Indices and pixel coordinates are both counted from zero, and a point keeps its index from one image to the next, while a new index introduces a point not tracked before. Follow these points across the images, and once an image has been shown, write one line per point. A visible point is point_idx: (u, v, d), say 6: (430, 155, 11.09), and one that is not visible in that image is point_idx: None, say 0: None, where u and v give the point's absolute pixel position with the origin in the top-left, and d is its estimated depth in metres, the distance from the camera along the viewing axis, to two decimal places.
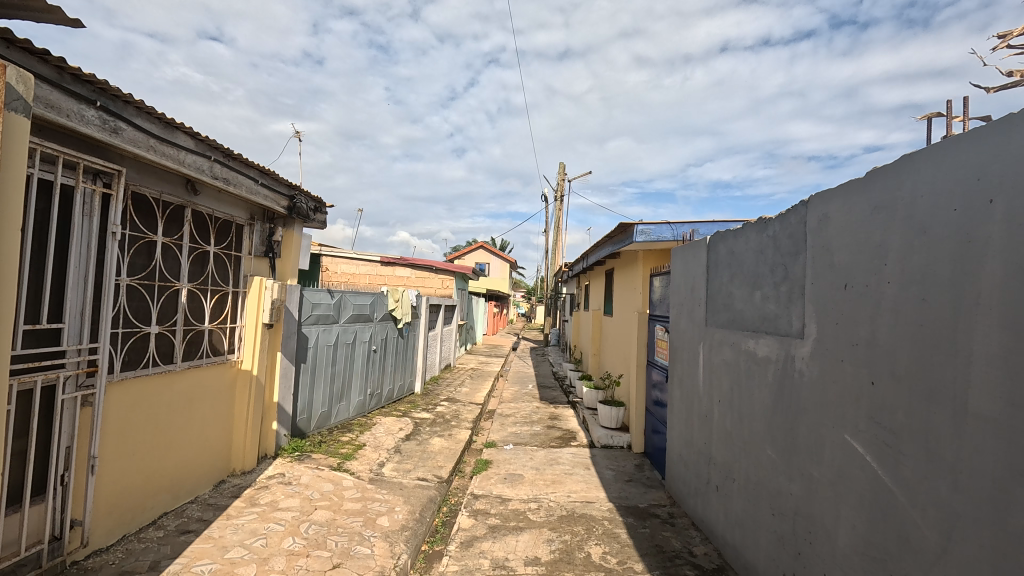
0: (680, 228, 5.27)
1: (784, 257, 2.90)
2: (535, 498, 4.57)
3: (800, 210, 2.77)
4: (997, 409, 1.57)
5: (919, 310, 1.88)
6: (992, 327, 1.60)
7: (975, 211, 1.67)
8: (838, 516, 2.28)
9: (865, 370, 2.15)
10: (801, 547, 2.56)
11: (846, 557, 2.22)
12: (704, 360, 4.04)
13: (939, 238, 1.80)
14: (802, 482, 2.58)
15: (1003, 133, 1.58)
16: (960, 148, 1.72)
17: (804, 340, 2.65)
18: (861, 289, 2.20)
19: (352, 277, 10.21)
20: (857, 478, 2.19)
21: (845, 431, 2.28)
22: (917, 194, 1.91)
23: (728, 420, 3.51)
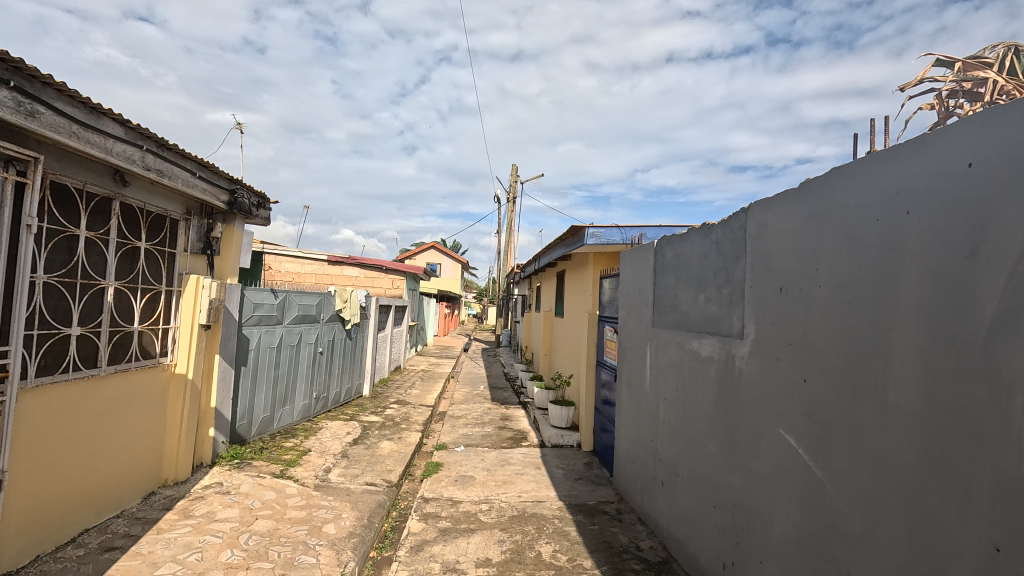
0: (629, 231, 5.43)
1: (725, 262, 3.05)
2: (486, 499, 4.57)
3: (740, 218, 2.92)
4: (912, 404, 1.72)
5: (847, 311, 2.02)
6: (907, 329, 1.75)
7: (895, 221, 1.82)
8: (774, 507, 2.42)
9: (798, 369, 2.30)
10: (739, 537, 2.70)
11: (781, 544, 2.36)
12: (650, 360, 4.18)
13: (866, 244, 1.94)
14: (741, 475, 2.72)
15: (920, 154, 1.73)
16: (883, 165, 1.88)
17: (743, 340, 2.79)
18: (794, 293, 2.35)
19: (297, 276, 9.88)
20: (790, 470, 2.33)
21: (780, 425, 2.42)
22: (846, 204, 2.06)
23: (674, 418, 3.64)
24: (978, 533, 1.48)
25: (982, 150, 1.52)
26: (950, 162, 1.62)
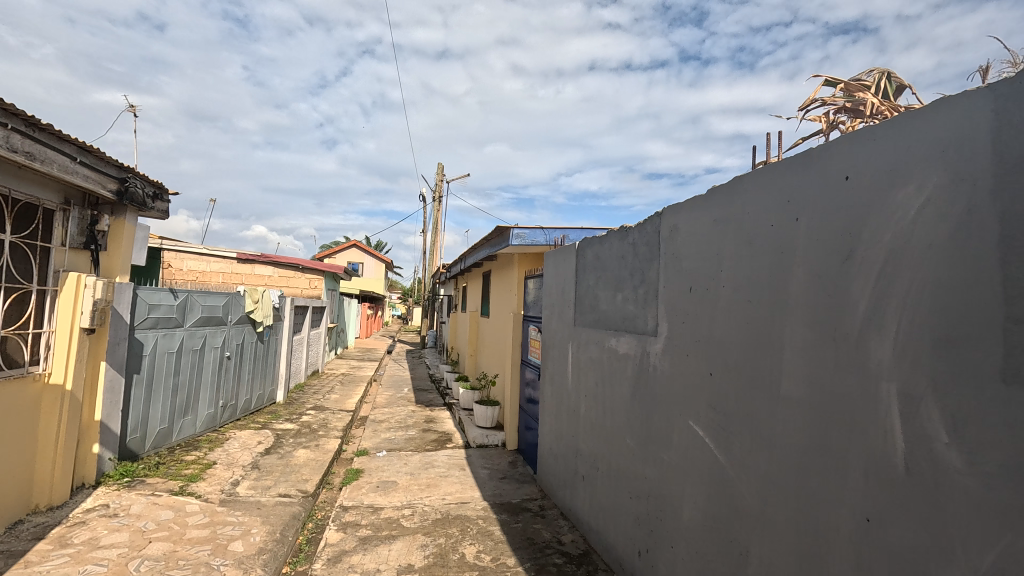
0: (552, 232, 5.55)
1: (641, 263, 3.20)
2: (408, 504, 4.47)
3: (654, 221, 3.08)
4: (800, 393, 1.89)
5: (746, 309, 2.19)
6: (796, 324, 1.92)
7: (786, 226, 2.00)
8: (684, 493, 2.58)
9: (705, 363, 2.46)
10: (653, 525, 2.84)
11: (690, 529, 2.51)
12: (572, 358, 4.30)
13: (762, 247, 2.12)
14: (655, 466, 2.86)
15: (806, 167, 1.91)
16: (776, 175, 2.06)
17: (657, 337, 2.94)
18: (702, 293, 2.51)
19: (201, 275, 9.12)
20: (697, 458, 2.49)
21: (689, 417, 2.58)
22: (745, 210, 2.24)
23: (594, 414, 3.76)
24: (852, 507, 1.65)
25: (856, 164, 1.71)
26: (830, 175, 1.81)
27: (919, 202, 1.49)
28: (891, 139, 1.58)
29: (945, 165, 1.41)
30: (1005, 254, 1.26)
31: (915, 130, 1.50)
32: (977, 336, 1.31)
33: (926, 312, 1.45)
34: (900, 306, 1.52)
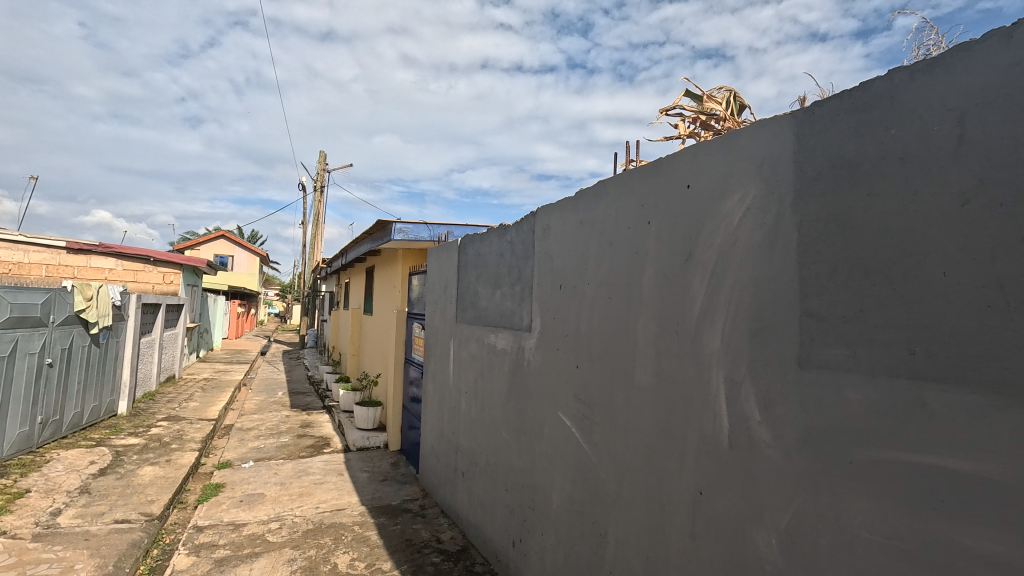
0: (436, 228, 5.49)
1: (518, 260, 3.27)
2: (276, 517, 4.14)
3: (530, 220, 3.16)
4: (649, 382, 2.06)
5: (607, 305, 2.33)
6: (647, 319, 2.09)
7: (640, 229, 2.16)
8: (553, 482, 2.69)
9: (572, 357, 2.58)
10: (526, 515, 2.94)
11: (558, 515, 2.63)
12: (453, 355, 4.29)
13: (620, 247, 2.27)
14: (528, 457, 2.96)
15: (657, 175, 2.09)
16: (633, 181, 2.22)
17: (531, 333, 3.03)
18: (570, 290, 2.64)
19: (14, 267, 7.60)
20: (565, 447, 2.61)
21: (558, 408, 2.69)
22: (607, 212, 2.38)
23: (473, 410, 3.78)
24: (688, 483, 1.84)
25: (695, 175, 1.90)
26: (675, 183, 1.99)
27: (741, 211, 1.69)
28: (722, 154, 1.78)
29: (761, 178, 1.62)
30: (800, 258, 1.48)
31: (739, 147, 1.71)
32: (782, 328, 1.52)
33: (744, 307, 1.65)
34: (727, 302, 1.71)
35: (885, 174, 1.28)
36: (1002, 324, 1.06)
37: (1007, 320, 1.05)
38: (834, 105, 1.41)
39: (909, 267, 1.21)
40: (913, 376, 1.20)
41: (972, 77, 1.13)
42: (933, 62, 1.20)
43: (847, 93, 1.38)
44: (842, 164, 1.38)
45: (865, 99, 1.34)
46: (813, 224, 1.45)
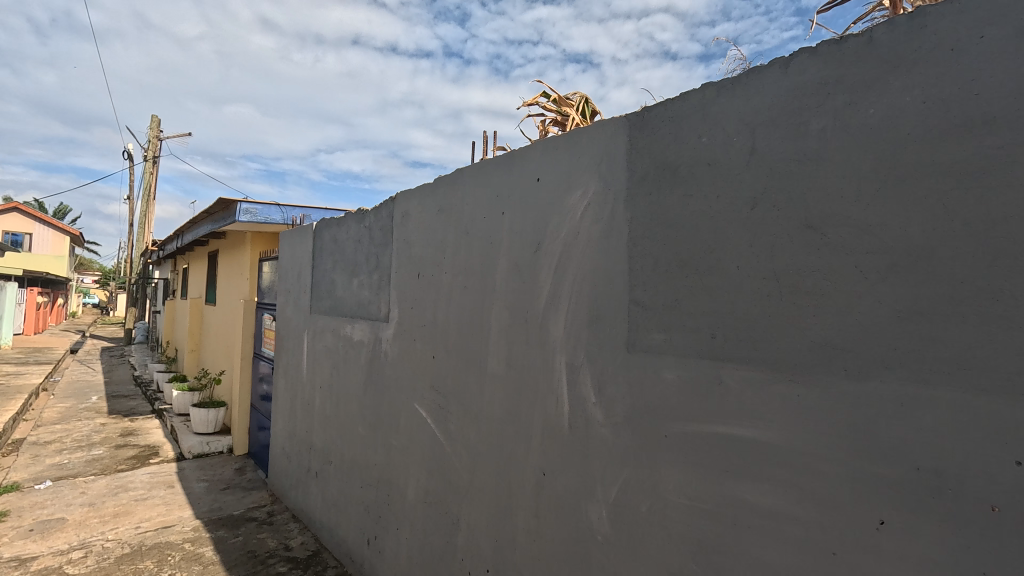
0: (290, 211, 5.04)
1: (376, 247, 3.12)
2: (80, 545, 3.49)
3: (388, 206, 3.03)
4: (500, 369, 2.10)
5: (463, 294, 2.33)
6: (500, 308, 2.12)
7: (494, 219, 2.18)
8: (408, 474, 2.63)
9: (429, 347, 2.53)
10: (381, 511, 2.84)
11: (413, 508, 2.58)
12: (306, 347, 3.98)
13: (476, 237, 2.28)
14: (384, 452, 2.85)
15: (510, 166, 2.12)
16: (488, 171, 2.22)
17: (388, 323, 2.92)
18: (428, 279, 2.58)
19: None
20: (420, 439, 2.56)
21: (414, 400, 2.63)
22: (464, 201, 2.37)
23: (327, 406, 3.55)
24: (533, 464, 1.91)
25: (544, 168, 1.96)
26: (526, 176, 2.04)
27: (583, 205, 1.78)
28: (568, 150, 1.85)
29: (600, 175, 1.72)
30: (630, 251, 1.60)
31: (582, 145, 1.79)
32: (614, 315, 1.63)
33: (583, 296, 1.75)
34: (570, 291, 1.80)
35: (697, 177, 1.43)
36: (775, 311, 1.24)
37: (780, 307, 1.24)
38: (659, 112, 1.54)
39: (712, 261, 1.38)
40: (713, 357, 1.37)
41: (762, 97, 1.30)
42: (734, 81, 1.36)
43: (670, 103, 1.52)
44: (665, 166, 1.51)
45: (683, 109, 1.48)
46: (641, 219, 1.57)
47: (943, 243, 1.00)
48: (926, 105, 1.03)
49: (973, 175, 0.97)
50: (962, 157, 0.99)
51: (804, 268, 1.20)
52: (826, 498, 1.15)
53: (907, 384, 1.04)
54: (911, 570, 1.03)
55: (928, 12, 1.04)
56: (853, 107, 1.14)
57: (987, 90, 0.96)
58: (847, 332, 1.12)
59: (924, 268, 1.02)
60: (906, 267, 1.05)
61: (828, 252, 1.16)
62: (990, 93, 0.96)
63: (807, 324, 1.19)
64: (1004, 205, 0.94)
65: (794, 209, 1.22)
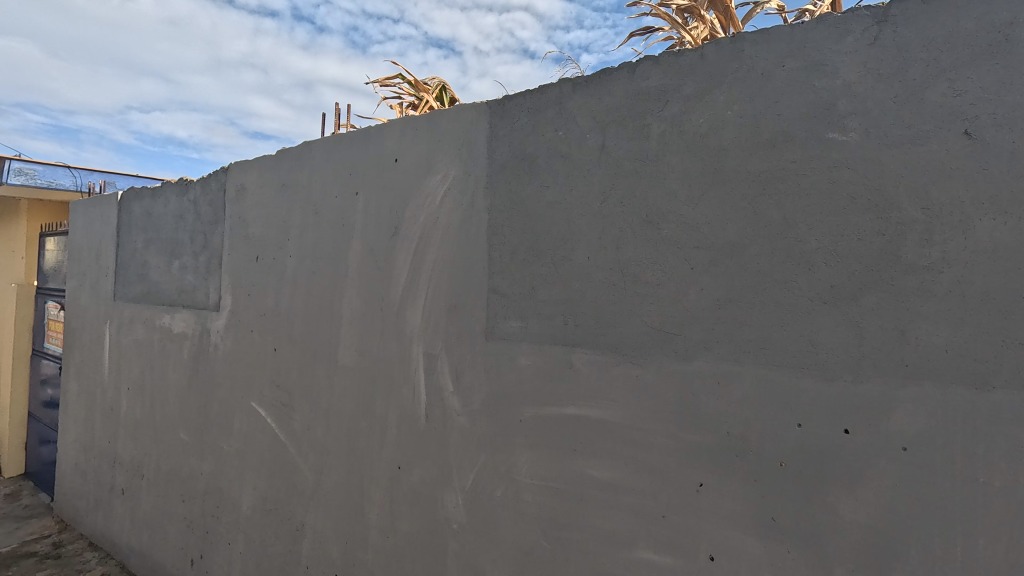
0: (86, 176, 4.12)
1: (203, 224, 2.69)
2: None
3: (219, 177, 2.63)
4: (352, 360, 1.96)
5: (310, 280, 2.12)
6: (352, 295, 1.98)
7: (347, 199, 2.02)
8: (243, 481, 2.34)
9: (269, 338, 2.27)
10: (208, 525, 2.49)
11: (249, 518, 2.31)
12: (109, 342, 3.31)
13: (326, 218, 2.09)
14: (212, 458, 2.50)
15: (365, 143, 1.97)
16: (341, 146, 2.05)
17: (218, 312, 2.55)
18: (268, 263, 2.30)
19: None
20: (258, 441, 2.29)
21: (251, 398, 2.34)
22: (312, 178, 2.15)
23: (138, 410, 3.00)
24: (387, 459, 1.83)
25: (403, 148, 1.86)
26: (383, 155, 1.92)
27: (443, 189, 1.73)
28: (428, 131, 1.78)
29: (461, 160, 1.69)
30: (489, 239, 1.60)
31: (443, 127, 1.74)
32: (473, 303, 1.62)
33: (443, 283, 1.71)
34: (428, 278, 1.75)
35: (554, 169, 1.47)
36: (619, 298, 1.34)
37: (624, 295, 1.33)
38: (519, 102, 1.55)
39: (566, 251, 1.43)
40: (566, 342, 1.43)
41: (612, 98, 1.38)
42: (588, 80, 1.42)
43: (529, 93, 1.54)
44: (524, 156, 1.53)
45: (542, 100, 1.51)
46: (501, 208, 1.58)
47: (751, 240, 1.16)
48: (742, 120, 1.19)
49: (774, 183, 1.14)
50: (767, 167, 1.15)
51: (645, 260, 1.30)
52: (657, 467, 1.28)
53: (722, 363, 1.19)
54: (720, 523, 1.19)
55: (746, 38, 1.19)
56: (687, 115, 1.26)
57: (786, 112, 1.13)
58: (678, 319, 1.25)
59: (737, 262, 1.18)
60: (724, 261, 1.20)
61: (664, 245, 1.28)
62: (788, 114, 1.13)
63: (645, 311, 1.30)
64: (796, 211, 1.11)
65: (637, 204, 1.32)
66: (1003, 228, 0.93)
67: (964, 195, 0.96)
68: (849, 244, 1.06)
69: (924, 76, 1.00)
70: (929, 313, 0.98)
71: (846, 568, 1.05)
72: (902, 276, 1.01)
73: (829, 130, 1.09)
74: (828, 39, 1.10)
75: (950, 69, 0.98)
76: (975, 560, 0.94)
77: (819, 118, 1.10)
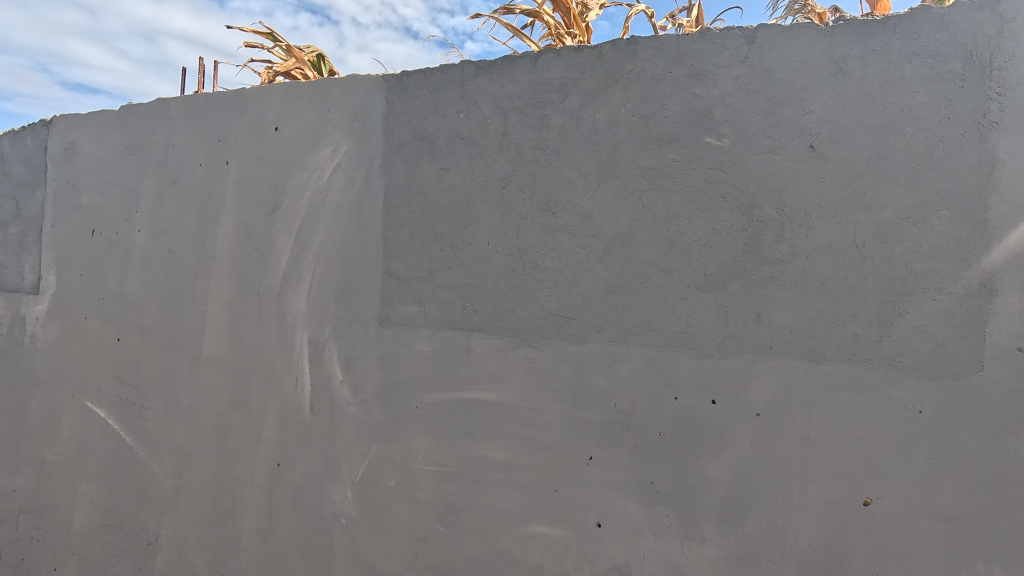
0: None
1: (13, 188, 2.19)
2: None
3: (37, 131, 2.15)
4: (221, 350, 1.76)
5: (167, 259, 1.85)
6: (222, 277, 1.76)
7: (215, 168, 1.78)
8: (75, 495, 1.99)
9: (111, 326, 1.93)
10: (25, 551, 2.07)
11: (83, 537, 1.96)
12: None
13: (188, 188, 1.83)
14: (30, 471, 2.08)
15: (238, 107, 1.75)
16: (208, 108, 1.80)
17: (37, 295, 2.10)
18: (109, 238, 1.95)
19: None
20: (95, 447, 1.95)
21: (86, 397, 1.98)
22: (169, 142, 1.86)
23: None
24: (265, 456, 1.68)
25: (284, 117, 1.69)
26: (260, 122, 1.72)
27: (332, 165, 1.61)
28: (315, 100, 1.64)
29: (354, 135, 1.59)
30: (385, 220, 1.53)
31: (333, 98, 1.61)
32: (366, 287, 1.54)
33: (332, 266, 1.60)
34: (314, 260, 1.62)
35: (455, 152, 1.45)
36: (518, 284, 1.37)
37: (522, 281, 1.36)
38: (419, 79, 1.50)
39: (466, 236, 1.43)
40: (464, 327, 1.43)
41: (514, 84, 1.39)
42: (490, 64, 1.42)
43: (429, 71, 1.49)
44: (423, 136, 1.49)
45: (443, 80, 1.47)
46: (397, 188, 1.51)
47: (639, 232, 1.26)
48: (634, 118, 1.27)
49: (660, 180, 1.25)
50: (654, 165, 1.25)
51: (543, 246, 1.35)
52: (551, 445, 1.34)
53: (611, 345, 1.28)
54: (607, 492, 1.28)
55: (639, 42, 1.27)
56: (585, 110, 1.32)
57: (672, 115, 1.24)
58: (573, 303, 1.32)
59: (627, 251, 1.27)
60: (616, 250, 1.28)
61: (561, 233, 1.33)
62: (674, 117, 1.24)
63: (543, 296, 1.35)
64: (677, 206, 1.23)
65: (536, 192, 1.36)
66: (835, 228, 1.12)
67: (809, 198, 1.13)
68: (720, 238, 1.20)
69: (782, 95, 1.16)
70: (781, 298, 1.15)
71: (710, 520, 1.20)
72: (760, 267, 1.17)
73: (707, 135, 1.21)
74: (708, 52, 1.22)
75: (800, 91, 1.15)
76: (805, 502, 1.13)
77: (698, 123, 1.22)
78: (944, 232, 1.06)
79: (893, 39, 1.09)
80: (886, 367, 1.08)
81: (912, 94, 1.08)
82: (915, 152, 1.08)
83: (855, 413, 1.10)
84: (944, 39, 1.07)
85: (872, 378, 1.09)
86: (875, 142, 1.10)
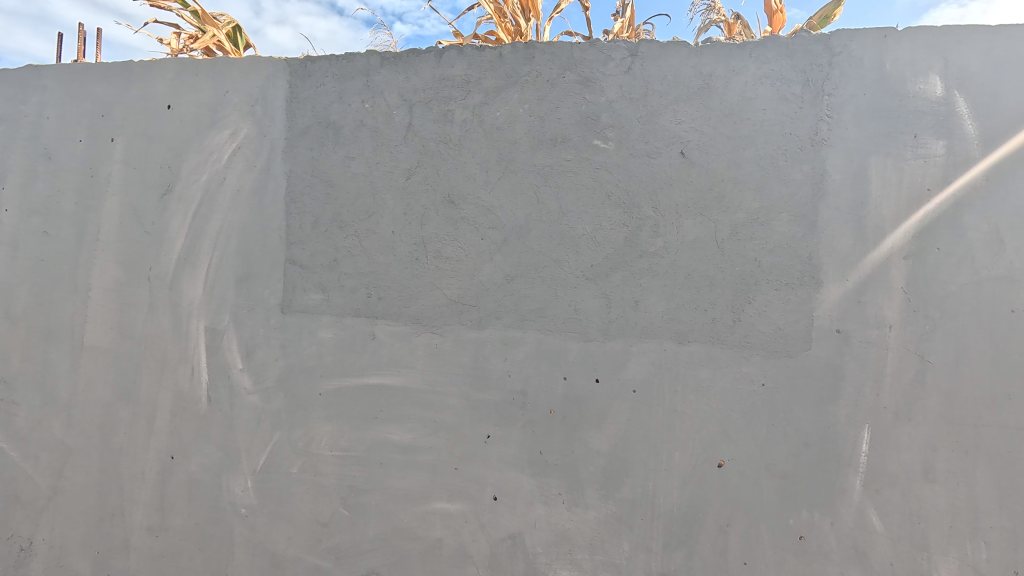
0: None
1: None
2: None
3: None
4: (107, 339, 1.65)
5: (42, 242, 1.70)
6: (107, 262, 1.65)
7: (98, 145, 1.66)
8: None
9: None
10: None
11: None
12: None
13: (66, 166, 1.69)
14: None
15: (125, 81, 1.64)
16: (89, 80, 1.66)
17: None
18: None
19: None
20: None
21: None
22: (42, 114, 1.70)
23: None
24: (157, 449, 1.61)
25: (178, 94, 1.61)
26: (150, 98, 1.63)
27: (231, 147, 1.56)
28: (212, 80, 1.57)
29: (255, 119, 1.55)
30: (288, 207, 1.51)
31: (232, 79, 1.56)
32: (267, 275, 1.52)
33: (231, 253, 1.56)
34: (212, 247, 1.57)
35: (359, 141, 1.46)
36: (421, 273, 1.42)
37: (425, 270, 1.41)
38: (323, 65, 1.48)
39: (370, 225, 1.45)
40: (368, 315, 1.45)
41: (419, 79, 1.43)
42: (396, 56, 1.44)
43: (335, 59, 1.48)
44: (328, 124, 1.49)
45: (347, 69, 1.47)
46: (301, 175, 1.50)
47: (534, 225, 1.35)
48: (531, 118, 1.36)
49: (553, 177, 1.34)
50: (548, 163, 1.35)
51: (445, 237, 1.40)
52: (451, 426, 1.41)
53: (509, 330, 1.37)
54: (502, 467, 1.38)
55: (536, 47, 1.36)
56: (485, 107, 1.38)
57: (564, 117, 1.34)
58: (473, 292, 1.39)
59: (523, 243, 1.36)
60: (513, 242, 1.36)
61: (463, 224, 1.39)
62: (566, 120, 1.34)
63: (445, 285, 1.40)
64: (568, 202, 1.33)
65: (439, 184, 1.41)
66: (700, 225, 1.27)
67: (678, 199, 1.28)
68: (604, 232, 1.31)
69: (657, 105, 1.29)
70: (655, 288, 1.29)
71: (593, 488, 1.33)
72: (638, 259, 1.30)
73: (594, 137, 1.32)
74: (596, 61, 1.32)
75: (674, 103, 1.29)
76: (671, 466, 1.29)
77: (587, 126, 1.33)
78: (784, 232, 1.24)
79: (749, 63, 1.25)
80: (738, 347, 1.26)
81: (762, 112, 1.25)
82: (764, 162, 1.25)
83: (712, 388, 1.27)
84: (788, 66, 1.24)
85: (726, 357, 1.26)
86: (732, 151, 1.26)
